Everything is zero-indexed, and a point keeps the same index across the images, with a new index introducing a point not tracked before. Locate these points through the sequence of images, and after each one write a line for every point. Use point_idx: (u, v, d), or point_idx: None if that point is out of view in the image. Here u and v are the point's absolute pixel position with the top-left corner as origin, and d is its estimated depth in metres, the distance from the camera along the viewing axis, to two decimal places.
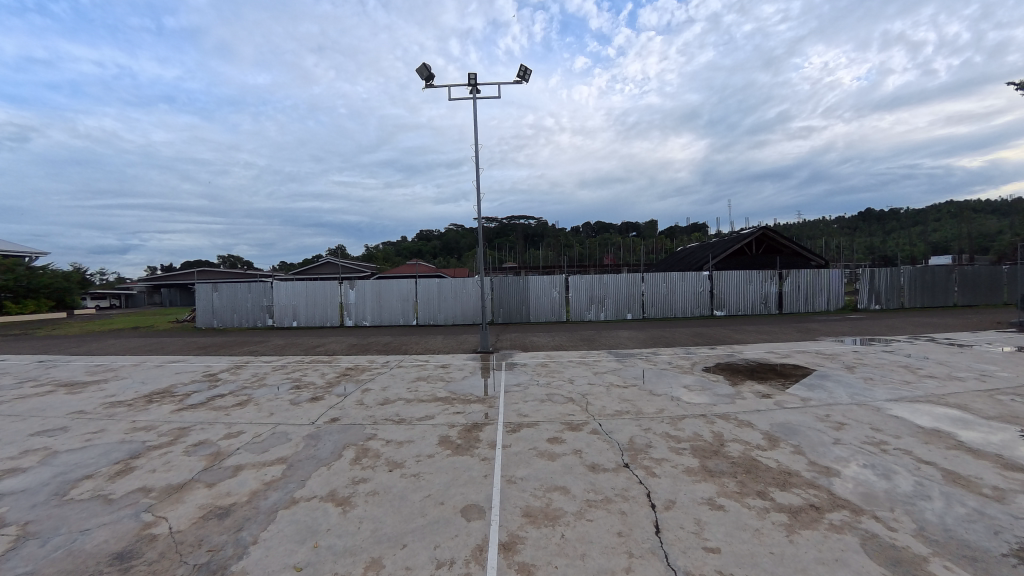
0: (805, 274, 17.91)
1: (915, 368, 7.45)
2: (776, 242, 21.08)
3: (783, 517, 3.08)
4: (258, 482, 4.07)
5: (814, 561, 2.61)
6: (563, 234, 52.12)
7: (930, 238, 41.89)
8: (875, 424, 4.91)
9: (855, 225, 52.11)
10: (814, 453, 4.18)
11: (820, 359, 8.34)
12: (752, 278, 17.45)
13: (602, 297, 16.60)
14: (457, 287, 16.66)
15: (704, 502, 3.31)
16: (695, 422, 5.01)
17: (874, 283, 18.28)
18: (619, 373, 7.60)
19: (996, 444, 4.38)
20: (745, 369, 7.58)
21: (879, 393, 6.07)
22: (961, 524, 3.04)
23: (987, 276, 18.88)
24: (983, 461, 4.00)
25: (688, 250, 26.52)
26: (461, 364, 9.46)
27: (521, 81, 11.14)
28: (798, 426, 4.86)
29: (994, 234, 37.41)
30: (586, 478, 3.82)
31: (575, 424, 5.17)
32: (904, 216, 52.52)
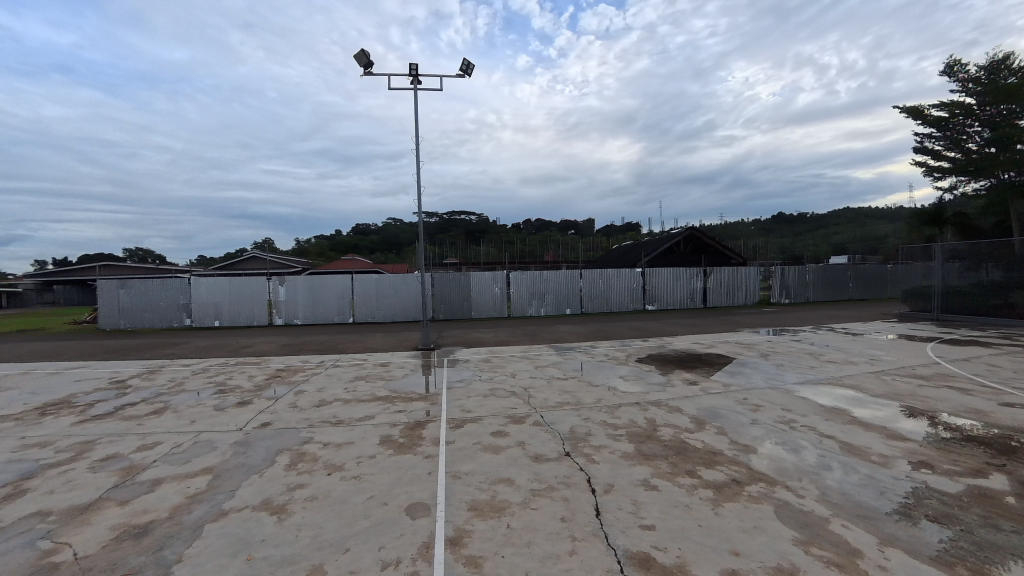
0: (726, 272, 19.46)
1: (818, 354, 8.40)
2: (702, 241, 22.69)
3: (709, 492, 3.37)
4: (180, 496, 3.74)
5: (737, 530, 2.88)
6: (505, 231, 52.51)
7: (833, 241, 47.05)
8: (786, 405, 5.48)
9: (770, 227, 57.30)
10: (735, 433, 4.58)
11: (739, 348, 9.13)
12: (680, 274, 18.67)
13: (543, 292, 16.94)
14: (397, 283, 16.23)
15: (640, 483, 3.52)
16: (631, 410, 5.30)
17: (785, 280, 20.24)
18: (560, 366, 7.84)
19: (882, 418, 5.07)
20: (676, 359, 8.10)
21: (789, 378, 6.77)
22: (856, 488, 3.49)
23: (876, 273, 21.59)
24: (872, 433, 4.63)
25: (624, 248, 27.78)
26: (402, 362, 9.27)
27: (463, 75, 11.12)
28: (722, 409, 5.31)
29: (883, 238, 42.94)
30: (530, 468, 3.91)
31: (518, 417, 5.27)
32: (810, 220, 58.63)
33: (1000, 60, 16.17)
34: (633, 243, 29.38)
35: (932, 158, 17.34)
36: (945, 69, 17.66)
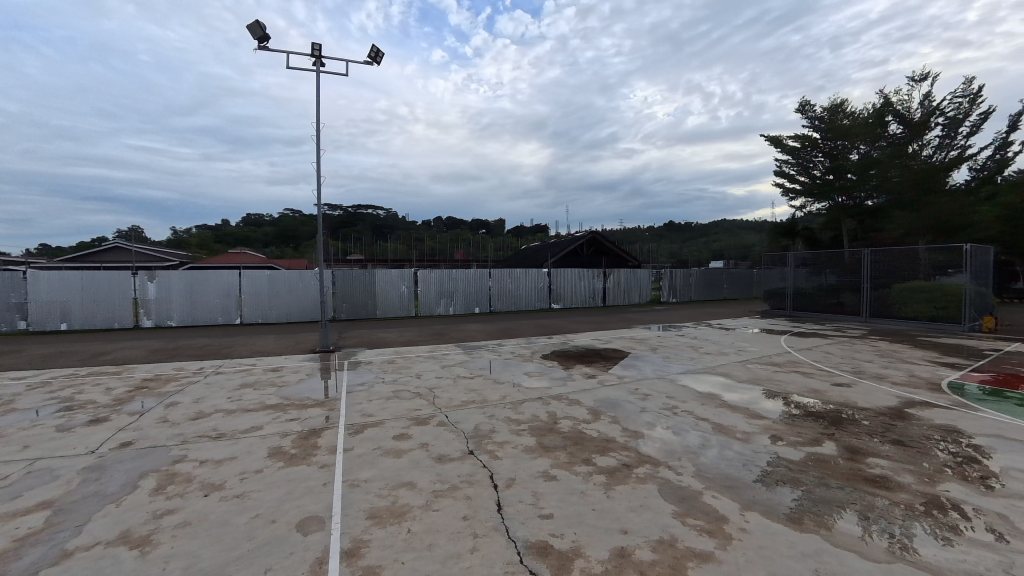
0: (623, 273, 21.06)
1: (697, 347, 9.46)
2: (602, 245, 24.28)
3: (603, 477, 3.59)
4: (4, 540, 3.02)
5: (626, 510, 3.10)
6: (416, 228, 51.23)
7: (712, 248, 53.39)
8: (670, 393, 6.06)
9: (662, 234, 63.36)
10: (627, 421, 4.95)
11: (633, 343, 9.93)
12: (583, 275, 19.78)
13: (452, 291, 16.80)
14: (293, 280, 14.96)
15: (539, 475, 3.63)
16: (534, 405, 5.46)
17: (672, 281, 22.46)
18: (467, 364, 7.83)
19: (746, 400, 5.85)
20: (576, 354, 8.55)
21: (673, 368, 7.51)
22: (724, 463, 3.97)
23: (744, 277, 24.91)
24: (737, 413, 5.31)
25: (532, 249, 28.67)
26: (297, 365, 8.55)
27: (372, 62, 10.63)
28: (616, 400, 5.70)
29: (751, 247, 49.83)
30: (433, 470, 3.83)
31: (422, 418, 5.14)
32: (694, 228, 66.00)
33: (837, 104, 19.66)
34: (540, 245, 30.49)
35: (787, 181, 20.53)
36: (799, 108, 21.00)
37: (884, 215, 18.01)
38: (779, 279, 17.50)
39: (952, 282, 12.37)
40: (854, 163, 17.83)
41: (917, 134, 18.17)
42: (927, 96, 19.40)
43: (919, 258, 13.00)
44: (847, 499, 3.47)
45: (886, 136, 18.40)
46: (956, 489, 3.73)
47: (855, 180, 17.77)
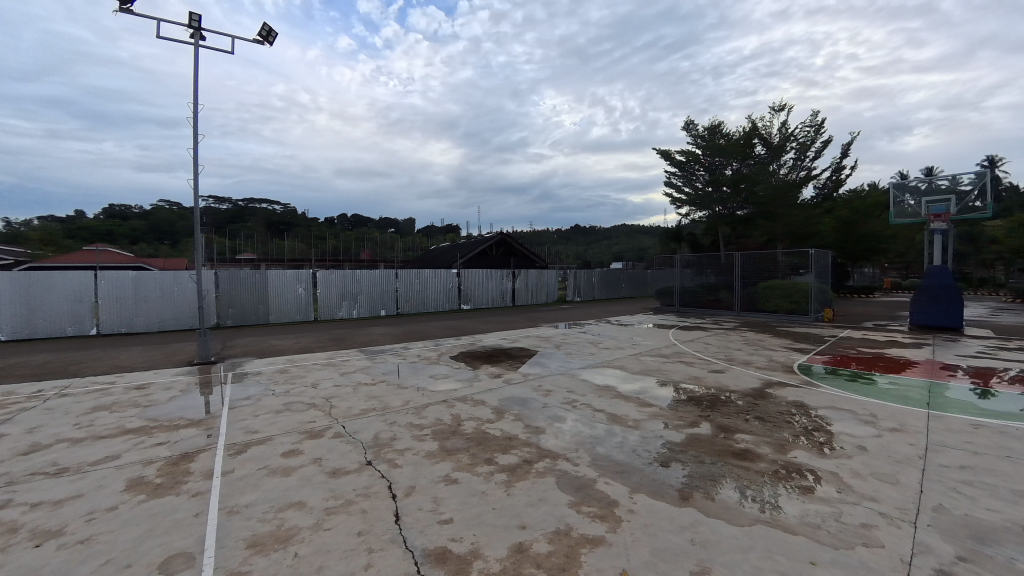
0: (531, 274, 21.73)
1: (597, 342, 10.07)
2: (511, 246, 24.81)
3: (504, 475, 3.62)
4: None
5: (525, 505, 3.16)
6: (318, 226, 47.80)
7: (613, 250, 57.40)
8: (570, 387, 6.36)
9: (568, 237, 66.57)
10: (529, 417, 5.08)
11: (538, 341, 10.26)
12: (492, 276, 20.01)
13: (356, 293, 15.93)
14: (165, 283, 13.04)
15: (440, 479, 3.55)
16: (438, 408, 5.36)
17: (577, 281, 23.69)
18: (369, 370, 7.45)
19: (637, 390, 6.34)
20: (483, 355, 8.58)
21: (575, 364, 7.89)
22: (616, 450, 4.25)
23: (640, 277, 27.13)
24: (629, 402, 5.73)
25: (442, 250, 28.32)
26: (169, 381, 7.45)
27: (262, 42, 9.67)
28: (520, 397, 5.82)
29: (645, 249, 54.50)
30: (326, 486, 3.55)
31: (316, 431, 4.77)
32: (597, 232, 70.39)
33: (715, 126, 22.24)
34: (450, 245, 30.25)
35: (675, 191, 22.73)
36: (685, 126, 23.42)
37: (751, 224, 20.94)
38: (668, 279, 19.31)
39: (802, 281, 14.71)
40: (728, 178, 20.40)
41: (776, 155, 21.11)
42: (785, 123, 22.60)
43: (777, 260, 15.20)
44: (718, 473, 3.91)
45: (753, 155, 21.13)
46: (799, 454, 4.40)
47: (729, 193, 20.39)
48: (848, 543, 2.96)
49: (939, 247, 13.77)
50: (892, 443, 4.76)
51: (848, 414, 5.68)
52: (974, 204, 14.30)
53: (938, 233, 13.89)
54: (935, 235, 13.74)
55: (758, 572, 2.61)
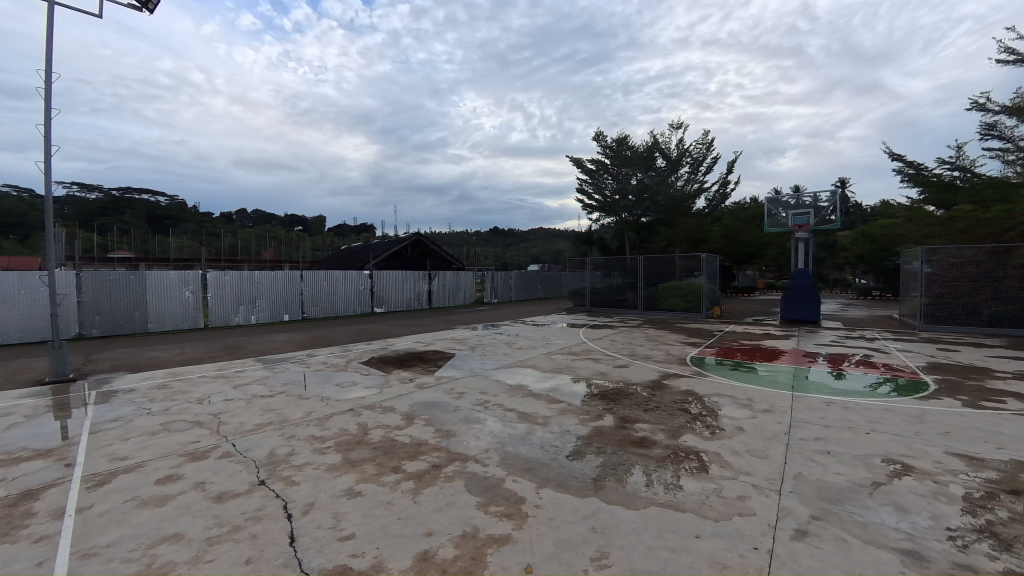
0: (447, 275, 21.55)
1: (511, 343, 10.27)
2: (428, 247, 24.45)
3: (411, 483, 3.55)
4: None
5: (432, 512, 3.12)
6: (211, 221, 42.97)
7: (531, 252, 58.96)
8: (483, 388, 6.41)
9: (486, 240, 67.07)
10: (440, 421, 5.02)
11: (453, 343, 10.21)
12: (407, 277, 19.52)
13: (254, 297, 14.58)
14: (5, 287, 10.82)
15: (342, 494, 3.38)
16: (343, 417, 5.10)
17: (494, 283, 23.98)
18: (268, 381, 6.86)
19: (548, 387, 6.58)
20: (396, 360, 8.31)
21: (489, 365, 7.97)
22: (525, 448, 4.37)
23: (554, 278, 28.22)
24: (540, 400, 5.92)
25: (354, 250, 27.00)
26: (7, 405, 6.19)
27: (140, 10, 8.47)
28: (432, 402, 5.74)
29: (560, 252, 56.77)
30: (209, 513, 3.19)
31: (200, 452, 4.28)
32: (516, 234, 71.87)
33: (622, 138, 23.85)
34: (363, 245, 28.90)
35: (586, 198, 23.97)
36: (595, 137, 24.84)
37: (653, 230, 22.93)
38: (580, 280, 20.28)
39: (695, 282, 16.34)
40: (632, 187, 22.10)
41: (674, 168, 23.32)
42: (682, 140, 24.91)
43: (674, 263, 16.69)
44: (618, 461, 4.19)
45: (654, 167, 23.00)
46: (687, 438, 4.88)
47: (634, 201, 22.11)
48: (726, 514, 3.33)
49: (802, 253, 16.18)
50: (764, 422, 5.47)
51: (731, 399, 6.41)
52: (829, 217, 16.78)
53: (801, 241, 16.37)
54: (799, 243, 16.32)
55: (650, 550, 2.85)
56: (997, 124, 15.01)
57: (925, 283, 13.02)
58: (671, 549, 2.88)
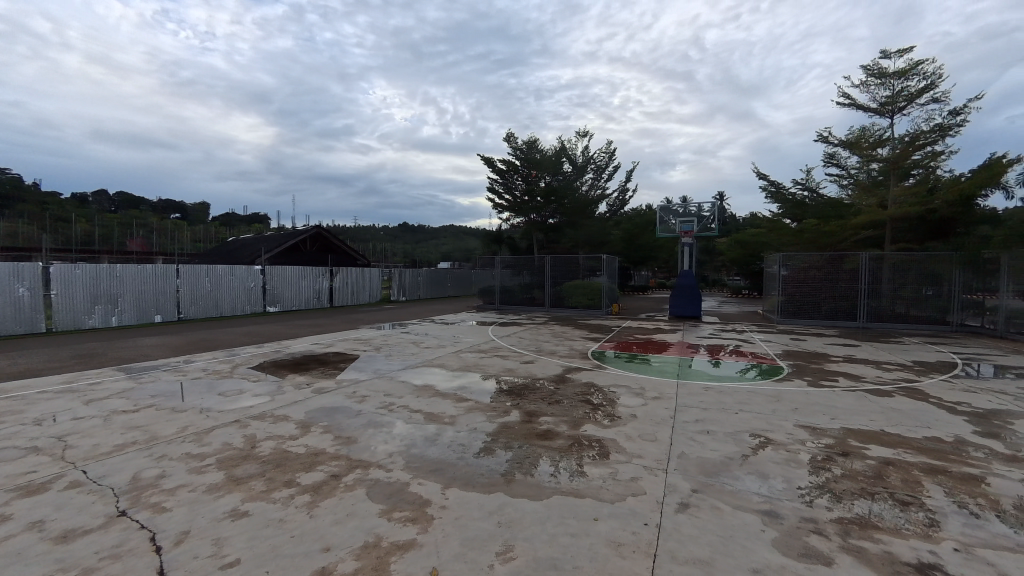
0: (351, 272, 20.49)
1: (419, 342, 10.09)
2: (329, 241, 23.04)
3: (307, 496, 3.32)
4: None
5: (330, 525, 2.96)
6: (54, 203, 35.79)
7: (442, 249, 58.28)
8: (387, 391, 6.21)
9: (395, 236, 64.81)
10: (340, 428, 4.76)
11: (357, 344, 9.74)
12: (305, 274, 18.16)
13: (116, 295, 12.45)
14: None
15: (225, 516, 3.05)
16: (227, 431, 4.59)
17: (402, 280, 23.31)
18: (131, 393, 5.92)
19: (455, 386, 6.59)
20: (291, 364, 7.69)
21: (394, 365, 7.74)
22: (432, 449, 4.33)
23: (463, 276, 28.26)
24: (447, 400, 5.90)
25: (242, 242, 24.38)
26: None
27: None
28: (331, 407, 5.42)
29: (472, 250, 56.97)
30: (49, 557, 2.68)
31: (35, 485, 3.55)
32: (426, 231, 70.54)
33: (532, 141, 24.57)
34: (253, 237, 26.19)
35: (497, 197, 24.36)
36: (506, 138, 25.27)
37: (559, 231, 24.02)
38: (490, 278, 20.54)
39: (597, 281, 17.50)
40: (541, 190, 22.89)
41: (579, 173, 24.67)
42: (587, 147, 26.36)
43: (578, 263, 17.67)
44: (523, 455, 4.33)
45: (562, 171, 24.05)
46: (586, 427, 5.22)
47: (542, 203, 22.91)
48: (620, 496, 3.63)
49: (687, 256, 18.12)
50: (653, 409, 6.04)
51: (626, 389, 6.98)
52: (709, 226, 18.96)
53: (687, 245, 18.31)
54: (685, 247, 18.24)
55: (552, 538, 3.00)
56: (835, 155, 18.17)
57: (783, 283, 15.35)
58: (572, 534, 3.06)
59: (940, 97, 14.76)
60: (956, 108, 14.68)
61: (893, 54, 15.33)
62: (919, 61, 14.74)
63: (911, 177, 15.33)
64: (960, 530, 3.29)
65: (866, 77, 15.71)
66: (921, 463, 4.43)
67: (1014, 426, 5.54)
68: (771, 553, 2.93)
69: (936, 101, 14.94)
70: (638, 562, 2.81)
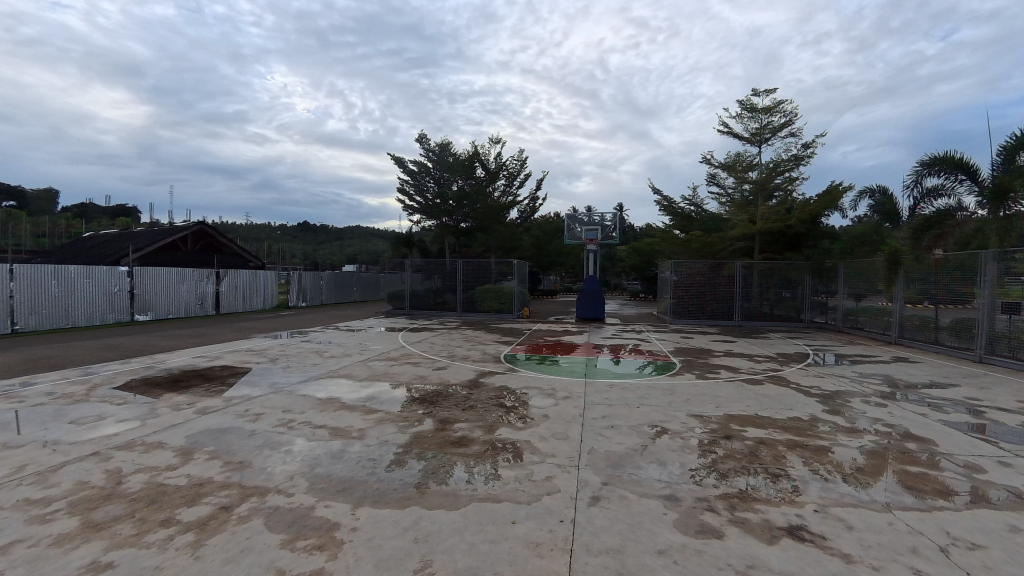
0: (241, 275, 18.48)
1: (322, 351, 9.41)
2: (214, 240, 20.61)
3: (190, 535, 2.91)
4: None
5: (220, 565, 2.62)
6: None
7: (347, 251, 55.11)
8: (286, 407, 5.68)
9: (294, 236, 59.90)
10: (230, 452, 4.25)
11: (249, 356, 8.80)
12: (184, 277, 16.00)
13: None
14: None
15: (80, 572, 2.55)
16: (80, 467, 3.84)
17: (302, 284, 21.62)
18: None
19: (364, 397, 6.25)
20: (167, 381, 6.68)
21: (294, 378, 7.11)
22: (339, 467, 4.04)
23: (371, 280, 27.08)
24: (355, 412, 5.57)
25: (99, 239, 20.71)
26: None
27: None
28: (219, 429, 4.81)
29: (381, 252, 54.63)
30: None
31: None
32: (331, 231, 66.27)
33: (445, 144, 24.37)
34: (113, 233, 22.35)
35: (408, 199, 23.80)
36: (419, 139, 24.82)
37: (472, 236, 24.11)
38: (399, 282, 19.87)
39: (508, 286, 17.87)
40: (453, 193, 22.76)
41: (492, 179, 24.44)
42: (500, 154, 26.84)
43: (490, 267, 17.89)
44: (438, 464, 4.24)
45: (474, 176, 23.96)
46: (501, 431, 5.27)
47: (454, 206, 22.81)
48: (537, 496, 3.72)
49: (592, 262, 19.26)
50: (564, 408, 6.30)
51: (538, 390, 7.19)
52: (611, 234, 20.37)
53: (592, 252, 19.50)
54: (590, 254, 19.41)
55: (471, 547, 2.97)
56: (716, 176, 20.64)
57: (673, 288, 17.03)
58: (491, 541, 3.06)
59: (796, 132, 17.48)
60: (807, 142, 17.50)
61: (762, 93, 17.82)
62: (781, 100, 17.33)
63: (774, 198, 17.96)
64: (816, 494, 3.90)
65: (741, 110, 18.09)
66: (784, 440, 5.19)
67: (850, 403, 6.74)
68: (672, 534, 3.21)
69: (792, 135, 17.68)
70: (556, 559, 2.89)
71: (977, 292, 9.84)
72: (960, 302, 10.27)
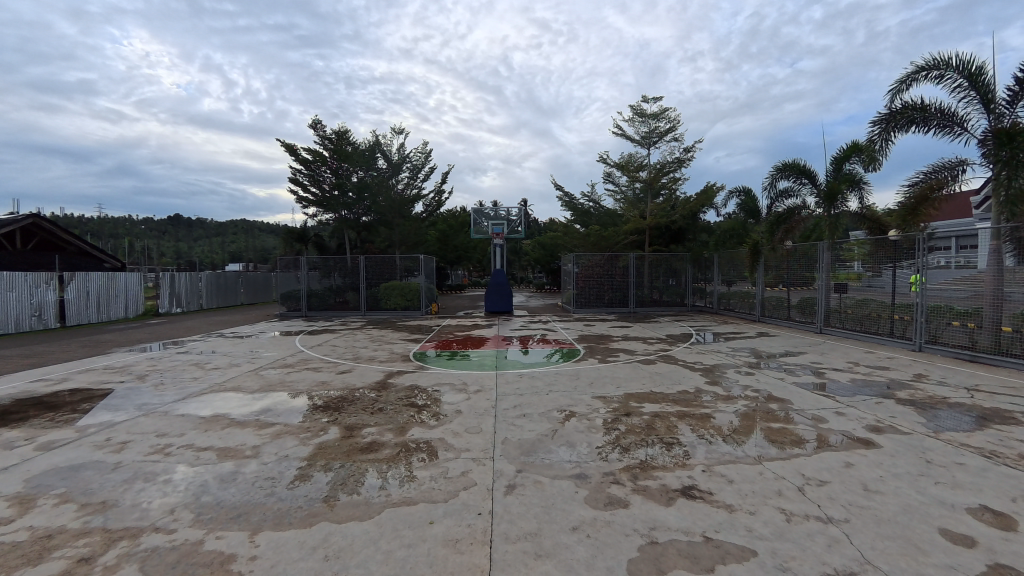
0: (93, 278, 15.54)
1: (203, 363, 8.32)
2: (53, 237, 17.08)
3: None
4: None
5: None
6: None
7: (229, 248, 49.26)
8: (159, 431, 4.92)
9: (161, 231, 51.96)
10: (86, 493, 3.57)
11: (106, 375, 7.46)
12: (13, 283, 13.03)
13: None
14: None
15: None
16: None
17: (175, 288, 18.87)
18: None
19: (258, 411, 5.66)
20: None
21: (169, 397, 6.20)
22: (230, 492, 3.62)
23: (260, 281, 24.57)
24: (247, 429, 5.02)
25: None
26: None
27: None
28: (69, 467, 4.02)
29: (270, 249, 49.68)
30: None
31: None
32: (208, 225, 58.66)
33: (342, 132, 22.85)
34: None
35: (300, 189, 22.03)
36: (312, 125, 22.96)
37: (374, 230, 23.00)
38: (294, 282, 18.31)
39: (414, 282, 17.42)
40: (352, 185, 21.53)
41: (394, 171, 23.38)
42: (403, 146, 25.91)
43: (394, 263, 17.29)
44: (346, 474, 3.99)
45: (376, 167, 22.81)
46: (414, 431, 5.15)
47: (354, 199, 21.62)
48: (454, 493, 3.70)
49: (498, 256, 19.52)
50: (477, 402, 6.35)
51: (450, 386, 7.14)
52: (516, 229, 20.82)
53: (498, 246, 19.77)
54: (497, 248, 19.65)
55: (388, 556, 2.87)
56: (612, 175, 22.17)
57: (576, 279, 17.99)
58: (407, 545, 2.98)
59: (678, 137, 19.42)
60: (687, 147, 19.55)
61: (650, 99, 19.47)
62: (666, 107, 19.11)
63: (660, 196, 19.79)
64: (702, 455, 4.44)
65: (633, 114, 19.61)
66: (675, 412, 5.79)
67: (726, 374, 7.79)
68: (583, 510, 3.42)
69: (675, 140, 19.66)
70: (476, 553, 2.92)
71: (816, 276, 11.82)
72: (804, 284, 12.26)
